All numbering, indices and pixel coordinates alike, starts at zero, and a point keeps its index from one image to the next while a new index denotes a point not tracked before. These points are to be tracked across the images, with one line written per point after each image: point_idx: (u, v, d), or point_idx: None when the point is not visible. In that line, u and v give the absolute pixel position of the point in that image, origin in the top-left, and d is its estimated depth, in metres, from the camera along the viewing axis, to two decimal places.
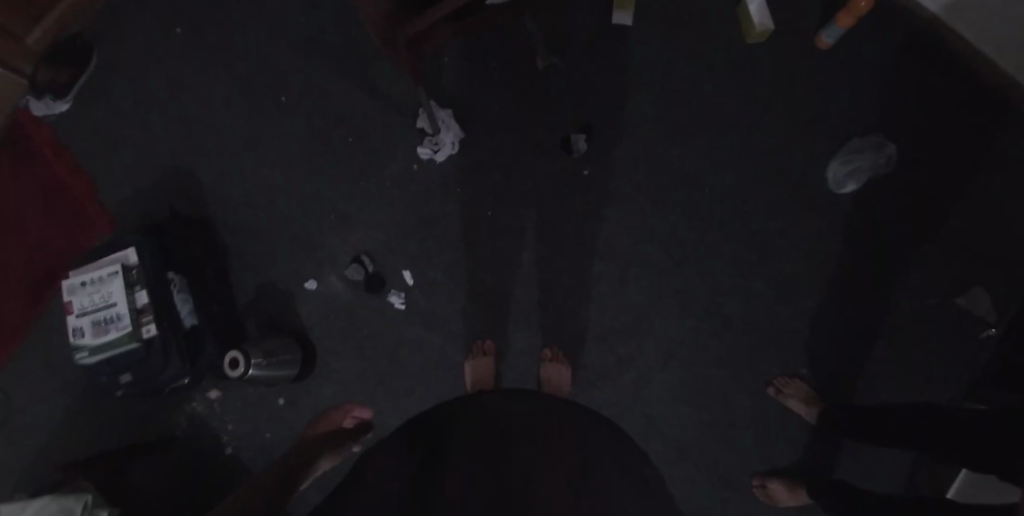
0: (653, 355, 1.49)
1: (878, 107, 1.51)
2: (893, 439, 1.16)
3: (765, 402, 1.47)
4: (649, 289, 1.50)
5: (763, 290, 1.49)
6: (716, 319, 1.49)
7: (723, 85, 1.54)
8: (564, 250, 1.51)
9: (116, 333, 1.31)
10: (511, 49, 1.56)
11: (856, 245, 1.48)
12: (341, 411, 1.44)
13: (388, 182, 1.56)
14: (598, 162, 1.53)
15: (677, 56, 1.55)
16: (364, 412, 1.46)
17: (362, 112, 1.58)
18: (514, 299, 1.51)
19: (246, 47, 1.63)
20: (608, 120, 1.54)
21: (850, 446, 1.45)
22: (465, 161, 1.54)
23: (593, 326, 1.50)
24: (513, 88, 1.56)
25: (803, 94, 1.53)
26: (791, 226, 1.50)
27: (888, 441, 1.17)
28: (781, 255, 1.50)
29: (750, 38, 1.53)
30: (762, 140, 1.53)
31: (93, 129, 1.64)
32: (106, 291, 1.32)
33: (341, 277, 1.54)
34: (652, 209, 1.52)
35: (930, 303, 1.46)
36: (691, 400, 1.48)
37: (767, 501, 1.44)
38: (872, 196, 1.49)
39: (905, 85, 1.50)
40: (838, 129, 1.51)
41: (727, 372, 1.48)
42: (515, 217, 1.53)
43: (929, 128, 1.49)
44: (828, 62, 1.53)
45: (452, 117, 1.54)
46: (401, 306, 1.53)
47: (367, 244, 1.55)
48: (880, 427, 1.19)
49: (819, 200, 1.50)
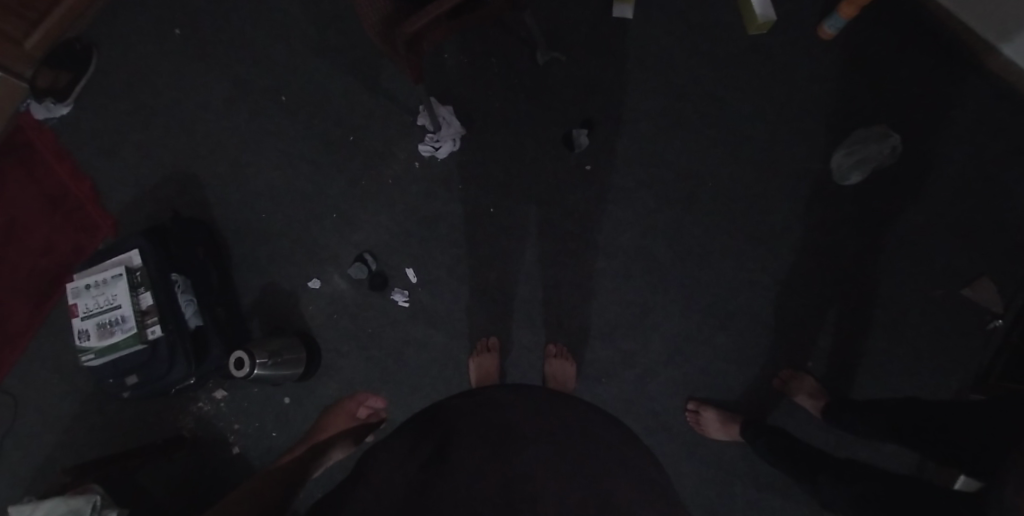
0: (659, 351, 1.49)
1: (882, 97, 1.49)
2: (886, 432, 1.16)
3: (772, 396, 1.47)
4: (654, 285, 1.50)
5: (768, 283, 1.49)
6: (721, 313, 1.49)
7: (724, 77, 1.53)
8: (568, 246, 1.51)
9: (122, 335, 1.32)
10: (512, 45, 1.55)
11: (861, 237, 1.48)
12: (355, 401, 1.46)
13: (390, 180, 1.56)
14: (600, 157, 1.53)
15: (678, 49, 1.54)
16: (377, 403, 1.48)
17: (363, 110, 1.58)
18: (519, 296, 1.51)
19: (245, 47, 1.63)
20: (610, 115, 1.53)
21: (858, 439, 1.44)
22: (466, 159, 1.54)
23: (597, 322, 1.50)
24: (514, 84, 1.55)
25: (806, 86, 1.52)
26: (796, 219, 1.49)
27: (882, 436, 1.18)
28: (786, 248, 1.49)
29: (752, 29, 1.52)
30: (766, 133, 1.52)
31: (93, 133, 1.64)
32: (111, 293, 1.34)
33: (345, 276, 1.54)
34: (656, 203, 1.51)
35: (936, 294, 1.45)
36: (696, 394, 1.48)
37: (699, 432, 1.46)
38: (877, 188, 1.48)
39: (909, 75, 1.49)
40: (842, 120, 1.50)
41: (732, 366, 1.48)
42: (517, 214, 1.52)
43: (933, 118, 1.48)
44: (830, 53, 1.52)
45: (453, 114, 1.54)
46: (405, 304, 1.53)
47: (371, 243, 1.55)
48: (876, 421, 1.19)
49: (823, 192, 1.49)
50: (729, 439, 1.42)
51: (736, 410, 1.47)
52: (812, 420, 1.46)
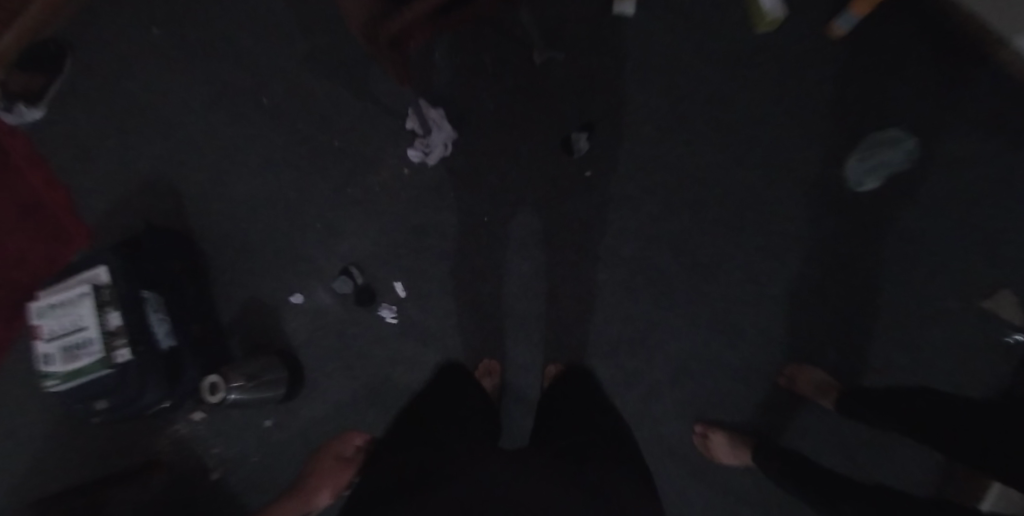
0: (664, 369, 1.40)
1: (898, 96, 1.41)
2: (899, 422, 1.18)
3: (784, 417, 1.38)
4: (658, 298, 1.41)
5: (780, 296, 1.40)
6: (729, 329, 1.40)
7: (731, 78, 1.45)
8: (567, 257, 1.42)
9: (88, 359, 1.21)
10: (507, 43, 1.46)
11: (876, 245, 1.39)
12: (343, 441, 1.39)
13: (378, 188, 1.46)
14: (599, 163, 1.44)
15: (683, 46, 1.46)
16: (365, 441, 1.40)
17: (349, 113, 1.49)
18: (515, 310, 1.43)
19: (226, 47, 1.54)
20: (611, 117, 1.45)
21: (872, 460, 1.37)
22: (458, 165, 1.45)
23: (599, 339, 1.42)
24: (509, 85, 1.46)
25: (819, 85, 1.43)
26: (808, 227, 1.41)
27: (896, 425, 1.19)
28: (796, 256, 1.40)
29: (762, 26, 1.44)
30: (777, 139, 1.43)
31: (65, 136, 1.56)
32: (76, 313, 1.22)
33: (329, 290, 1.45)
34: (660, 212, 1.42)
35: (955, 308, 1.38)
36: (703, 416, 1.40)
37: (708, 456, 1.37)
38: (894, 195, 1.39)
39: (927, 74, 1.41)
40: (857, 123, 1.42)
41: (740, 384, 1.39)
42: (513, 225, 1.43)
43: (952, 119, 1.40)
44: (846, 50, 1.43)
45: (444, 117, 1.44)
46: (394, 321, 1.43)
47: (357, 256, 1.45)
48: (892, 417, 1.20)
49: (839, 198, 1.41)
50: (740, 465, 1.32)
51: (746, 434, 1.38)
52: (826, 441, 1.38)
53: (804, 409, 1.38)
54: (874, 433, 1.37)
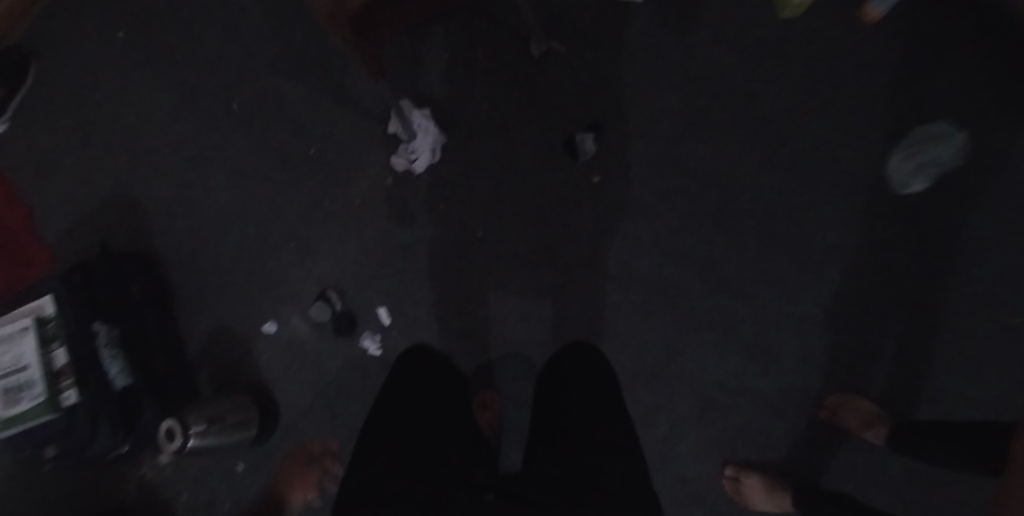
0: (685, 401, 1.23)
1: (949, 83, 1.23)
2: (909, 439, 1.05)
3: (826, 455, 1.21)
4: (677, 319, 1.24)
5: (816, 315, 1.23)
6: (759, 354, 1.23)
7: (756, 66, 1.27)
8: (573, 276, 1.26)
9: (33, 401, 1.05)
10: (500, 34, 1.30)
11: (927, 255, 1.21)
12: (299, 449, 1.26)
13: (359, 202, 1.30)
14: (606, 167, 1.27)
15: (701, 32, 1.29)
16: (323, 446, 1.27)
17: (325, 117, 1.33)
18: (515, 337, 1.26)
19: (191, 47, 1.39)
20: (619, 115, 1.28)
21: (930, 505, 1.19)
22: (448, 173, 1.29)
23: (610, 367, 1.25)
24: (503, 81, 1.29)
25: (857, 73, 1.25)
26: (848, 236, 1.23)
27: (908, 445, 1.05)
28: (835, 268, 1.23)
29: (784, 13, 1.26)
30: (809, 135, 1.25)
31: (23, 148, 1.42)
32: (16, 350, 1.07)
33: (306, 318, 1.30)
34: (678, 222, 1.25)
35: (1022, 325, 1.19)
36: (732, 456, 1.22)
37: (739, 501, 1.19)
38: (947, 197, 1.21)
39: (983, 56, 1.23)
40: (903, 115, 1.24)
41: (773, 417, 1.22)
42: (510, 240, 1.27)
43: (1015, 107, 1.21)
44: (887, 30, 1.25)
45: (430, 119, 1.28)
46: (377, 352, 1.28)
47: (337, 278, 1.29)
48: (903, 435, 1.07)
49: (883, 201, 1.23)
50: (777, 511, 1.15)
51: (783, 475, 1.21)
52: (875, 479, 1.20)
53: (849, 443, 1.20)
54: (932, 470, 1.19)
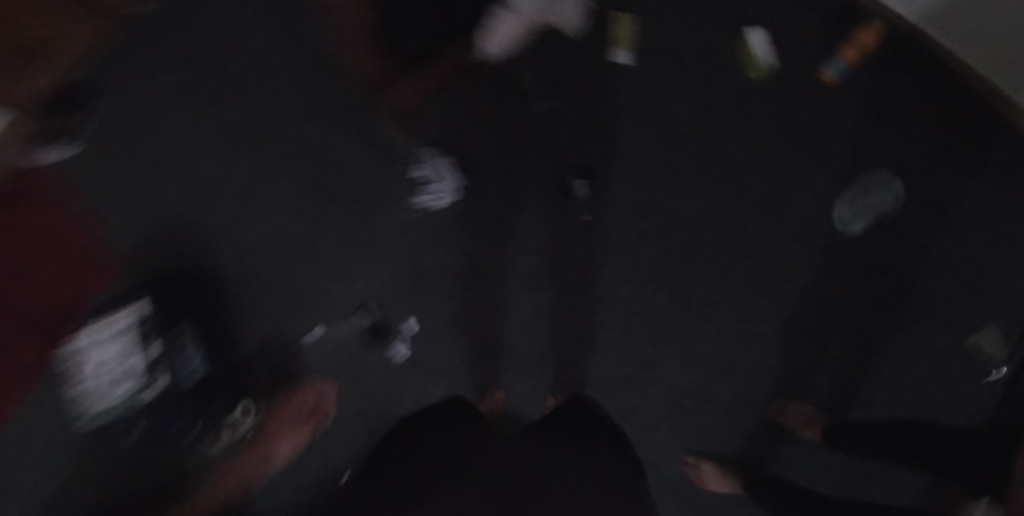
0: (659, 402, 1.50)
1: (882, 145, 1.50)
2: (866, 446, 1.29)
3: (773, 447, 1.48)
4: (654, 334, 1.51)
5: (768, 334, 1.49)
6: (720, 364, 1.50)
7: (723, 125, 1.54)
8: (570, 295, 1.52)
9: (134, 383, 1.35)
10: (511, 91, 1.56)
11: (859, 288, 1.49)
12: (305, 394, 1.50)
13: (392, 229, 1.56)
14: (598, 207, 1.54)
15: (680, 95, 1.55)
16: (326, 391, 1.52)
17: (363, 156, 1.58)
18: (520, 345, 1.53)
19: (242, 87, 1.60)
20: (610, 164, 1.54)
21: (856, 490, 1.46)
22: (467, 208, 1.55)
23: (597, 372, 1.52)
24: (514, 132, 1.56)
25: (807, 134, 1.52)
26: (797, 270, 1.50)
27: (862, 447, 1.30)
28: (783, 296, 1.50)
29: (751, 71, 1.53)
30: (767, 185, 1.52)
31: None
32: (118, 344, 1.35)
33: (347, 324, 1.56)
34: (657, 254, 1.52)
35: (931, 345, 1.48)
36: (695, 448, 1.49)
37: (699, 484, 1.47)
38: (878, 240, 1.49)
39: (913, 123, 1.51)
40: (845, 171, 1.50)
41: (731, 417, 1.49)
42: (518, 265, 1.54)
43: (938, 166, 1.49)
44: (831, 98, 1.52)
45: (452, 166, 1.55)
46: (406, 354, 1.54)
47: (373, 292, 1.56)
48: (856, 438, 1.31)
49: (827, 242, 1.50)
50: (730, 492, 1.43)
51: (737, 463, 1.48)
52: (812, 468, 1.48)
53: (791, 439, 1.48)
54: (857, 462, 1.46)
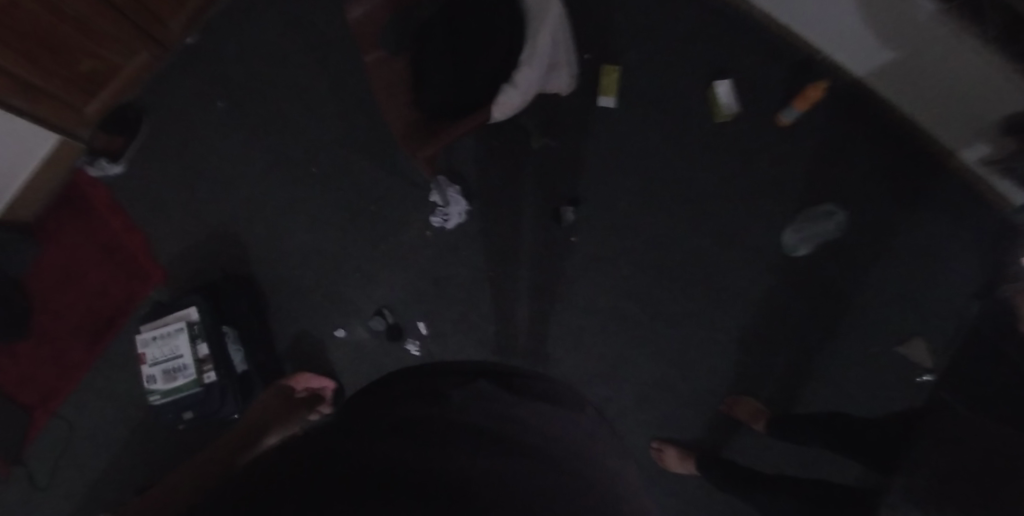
0: (630, 395, 1.77)
1: (824, 182, 1.78)
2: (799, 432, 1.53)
3: (729, 437, 1.73)
4: (629, 338, 1.77)
5: (725, 339, 1.76)
6: (684, 365, 1.76)
7: (690, 162, 1.82)
8: (557, 305, 1.78)
9: (186, 378, 1.60)
10: (511, 130, 1.83)
11: (803, 301, 1.75)
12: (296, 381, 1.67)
13: (406, 245, 1.82)
14: (583, 229, 1.80)
15: (653, 135, 1.83)
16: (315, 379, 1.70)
17: (382, 182, 1.85)
18: (514, 347, 1.78)
19: (280, 123, 1.91)
20: (594, 193, 1.81)
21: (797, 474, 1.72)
22: (470, 228, 1.81)
23: (580, 370, 1.78)
24: (512, 164, 1.82)
25: (759, 171, 1.80)
26: (750, 286, 1.77)
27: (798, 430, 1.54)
28: (738, 307, 1.77)
29: (718, 117, 1.81)
30: (725, 213, 1.80)
31: (143, 189, 1.92)
32: (174, 344, 1.61)
33: (366, 327, 1.81)
34: (632, 270, 1.79)
35: (866, 352, 1.74)
36: (660, 435, 1.75)
37: (663, 466, 1.73)
38: (818, 262, 1.76)
39: (851, 163, 1.78)
40: (791, 202, 1.78)
41: (693, 410, 1.75)
42: (514, 278, 1.79)
43: (873, 200, 1.76)
44: (781, 141, 1.80)
45: (460, 193, 1.80)
46: (416, 353, 1.79)
47: (389, 300, 1.81)
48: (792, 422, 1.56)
49: (775, 262, 1.77)
50: (687, 472, 1.68)
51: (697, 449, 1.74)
52: (761, 455, 1.73)
53: (744, 430, 1.74)
54: (800, 450, 1.72)
